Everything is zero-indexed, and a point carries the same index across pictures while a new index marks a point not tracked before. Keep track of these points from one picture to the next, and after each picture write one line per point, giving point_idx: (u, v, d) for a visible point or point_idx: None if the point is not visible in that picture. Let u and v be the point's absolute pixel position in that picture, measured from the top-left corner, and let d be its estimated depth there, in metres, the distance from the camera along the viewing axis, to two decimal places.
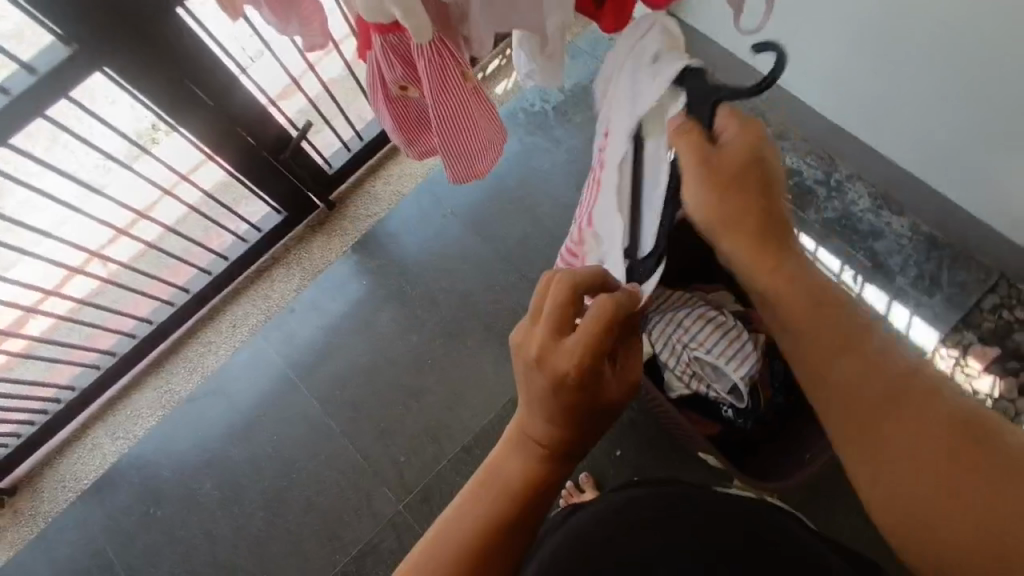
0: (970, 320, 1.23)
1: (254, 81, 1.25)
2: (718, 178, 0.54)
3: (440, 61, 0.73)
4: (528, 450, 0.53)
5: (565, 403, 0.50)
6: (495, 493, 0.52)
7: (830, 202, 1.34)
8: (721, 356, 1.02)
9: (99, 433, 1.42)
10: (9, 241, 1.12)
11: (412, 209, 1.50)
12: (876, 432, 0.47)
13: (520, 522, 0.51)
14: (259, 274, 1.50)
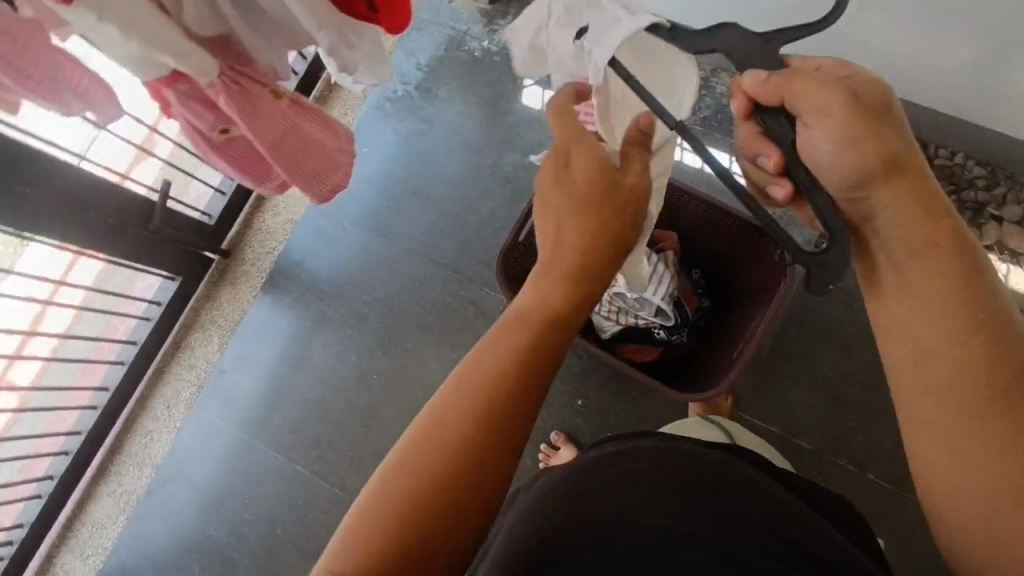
0: None
1: (95, 162, 1.16)
2: (874, 134, 0.58)
3: (239, 84, 0.67)
4: (524, 350, 0.61)
5: (580, 222, 0.62)
6: (475, 402, 0.58)
7: (704, 100, 1.35)
8: (638, 283, 1.03)
9: (67, 558, 1.35)
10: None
11: (308, 232, 1.45)
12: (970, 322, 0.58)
13: (487, 461, 0.56)
14: (176, 347, 1.42)
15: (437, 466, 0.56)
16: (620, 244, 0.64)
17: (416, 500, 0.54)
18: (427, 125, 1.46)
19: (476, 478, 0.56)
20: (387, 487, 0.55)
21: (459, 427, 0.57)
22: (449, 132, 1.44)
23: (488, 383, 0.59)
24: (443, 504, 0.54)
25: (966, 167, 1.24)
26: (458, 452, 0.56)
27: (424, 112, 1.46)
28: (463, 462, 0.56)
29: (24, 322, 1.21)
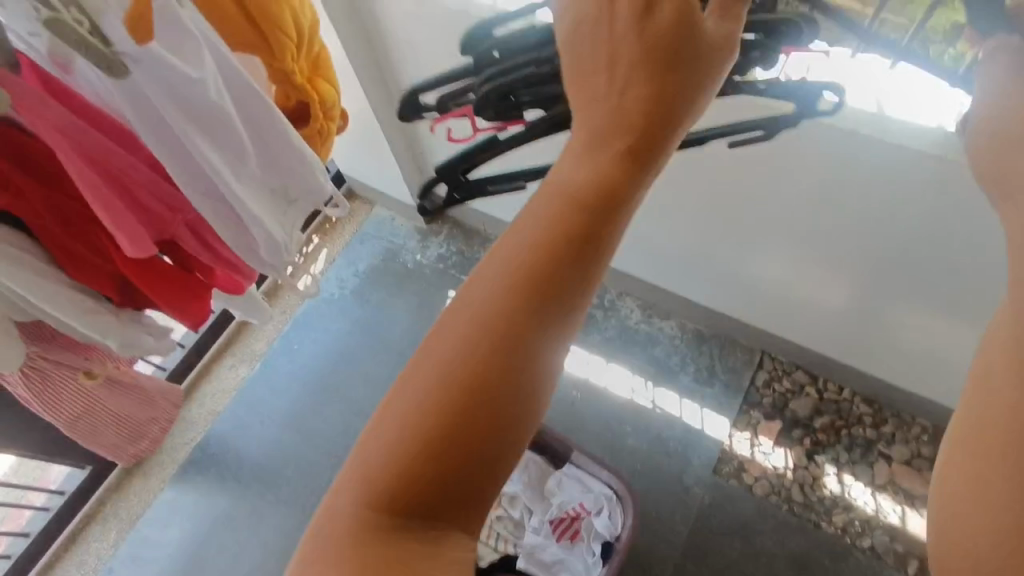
0: (749, 399, 1.33)
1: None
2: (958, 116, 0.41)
3: (46, 379, 0.65)
4: (528, 283, 0.37)
5: (630, 75, 0.40)
6: (507, 326, 0.36)
7: (608, 321, 1.45)
8: (588, 538, 1.03)
9: None
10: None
11: (228, 424, 1.49)
12: None
13: (497, 419, 0.36)
14: (71, 539, 1.40)
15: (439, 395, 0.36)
16: (670, 84, 0.40)
17: (414, 460, 0.35)
18: (356, 327, 1.56)
19: (489, 442, 0.35)
20: (358, 492, 0.35)
21: (453, 338, 0.37)
22: (377, 335, 1.54)
23: (491, 334, 0.36)
24: (462, 434, 0.35)
25: (853, 403, 1.29)
26: (470, 376, 0.36)
27: (357, 315, 1.57)
28: (480, 377, 0.36)
29: None
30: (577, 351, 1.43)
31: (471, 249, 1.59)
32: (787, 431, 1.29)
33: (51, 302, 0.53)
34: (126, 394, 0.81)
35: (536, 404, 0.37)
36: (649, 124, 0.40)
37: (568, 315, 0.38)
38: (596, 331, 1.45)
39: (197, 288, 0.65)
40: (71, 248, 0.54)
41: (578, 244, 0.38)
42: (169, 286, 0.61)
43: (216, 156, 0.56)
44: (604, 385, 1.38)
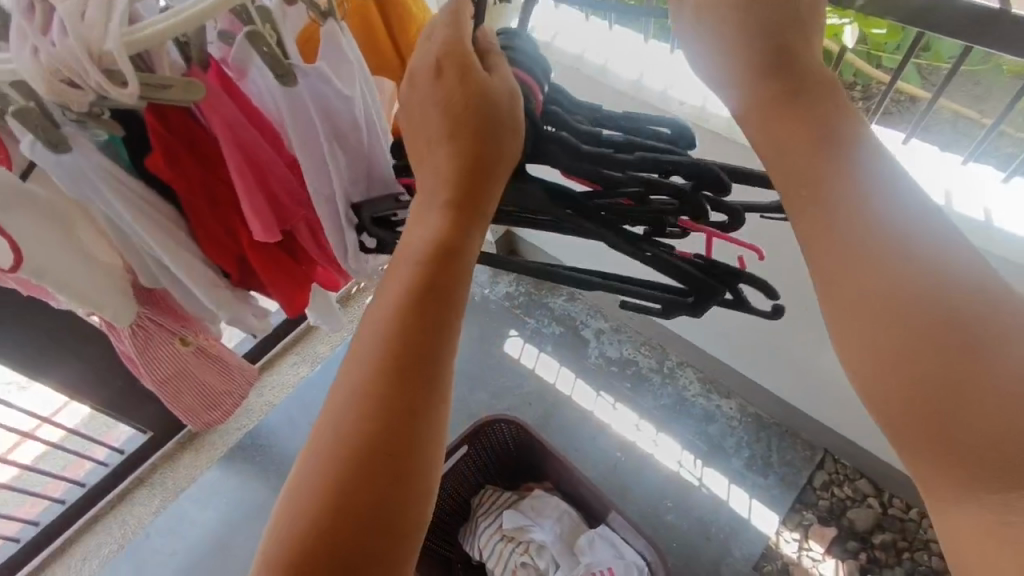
0: (805, 498, 1.25)
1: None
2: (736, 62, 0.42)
3: (148, 338, 0.70)
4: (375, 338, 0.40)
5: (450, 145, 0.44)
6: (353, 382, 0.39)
7: (665, 389, 1.43)
8: None
9: None
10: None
11: (281, 418, 1.55)
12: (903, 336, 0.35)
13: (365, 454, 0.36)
14: (119, 497, 1.48)
15: (316, 471, 0.36)
16: (485, 148, 0.43)
17: (307, 543, 0.34)
18: None
19: (373, 480, 0.36)
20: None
21: (319, 422, 0.38)
22: None
23: (338, 401, 0.39)
24: (342, 503, 0.35)
25: (920, 525, 1.19)
26: (337, 446, 0.37)
27: None
28: (347, 438, 0.37)
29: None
30: (628, 413, 1.41)
31: (539, 293, 1.61)
32: (841, 541, 1.20)
33: (175, 263, 0.59)
34: (215, 374, 0.83)
35: (412, 437, 0.38)
36: (475, 176, 0.44)
37: (419, 353, 0.39)
38: (651, 396, 1.42)
39: (300, 278, 0.69)
40: (205, 224, 0.59)
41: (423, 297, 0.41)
42: (279, 275, 0.65)
43: (346, 163, 0.60)
44: (651, 453, 1.35)
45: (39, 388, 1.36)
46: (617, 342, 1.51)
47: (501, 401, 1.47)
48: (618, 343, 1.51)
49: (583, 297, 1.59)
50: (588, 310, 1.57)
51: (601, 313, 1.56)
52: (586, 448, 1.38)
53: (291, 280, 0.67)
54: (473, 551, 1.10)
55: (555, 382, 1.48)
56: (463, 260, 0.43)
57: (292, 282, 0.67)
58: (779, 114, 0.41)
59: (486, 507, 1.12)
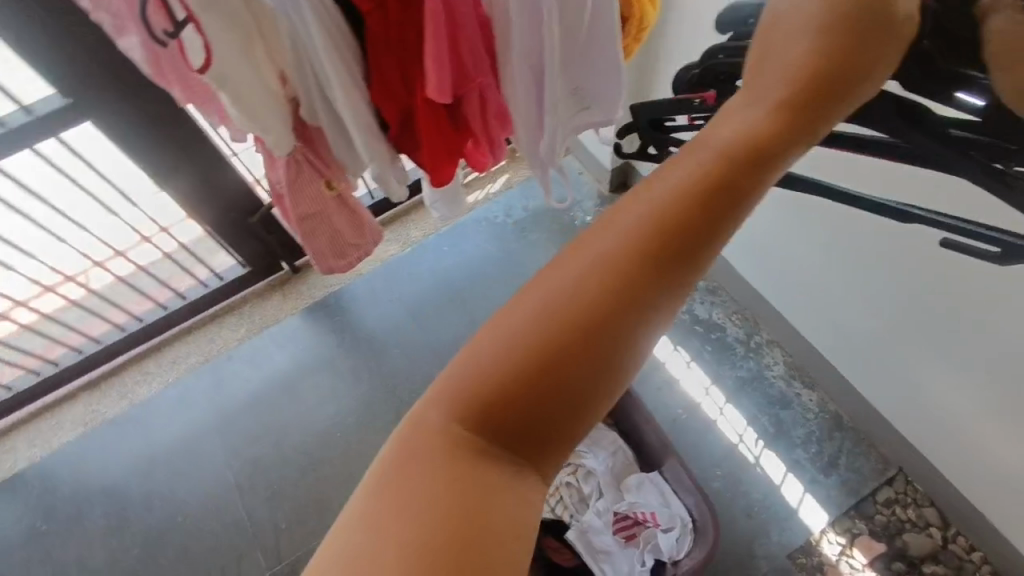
0: (862, 508, 1.21)
1: (243, 164, 1.37)
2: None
3: (299, 171, 0.71)
4: (654, 222, 0.34)
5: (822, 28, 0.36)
6: (618, 262, 0.34)
7: (747, 362, 1.37)
8: (643, 546, 0.99)
9: (18, 438, 1.48)
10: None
11: (364, 287, 1.61)
12: None
13: (586, 348, 0.33)
14: (211, 318, 1.61)
15: (541, 321, 0.34)
16: (858, 58, 0.36)
17: (499, 388, 0.34)
18: (504, 257, 1.61)
19: (576, 372, 0.34)
20: (435, 411, 0.36)
21: (563, 267, 0.35)
22: (520, 268, 1.59)
23: (597, 270, 0.34)
24: (555, 370, 0.33)
25: (978, 570, 1.13)
26: (570, 313, 0.34)
27: (510, 244, 1.62)
28: (581, 316, 0.33)
29: (121, 244, 1.43)
30: (700, 376, 1.37)
31: None
32: (887, 559, 1.16)
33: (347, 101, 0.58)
34: (347, 222, 0.84)
35: (635, 355, 0.35)
36: (830, 74, 0.36)
37: (689, 266, 0.35)
38: (729, 365, 1.38)
39: (454, 152, 0.67)
40: (384, 70, 0.57)
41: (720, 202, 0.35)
42: (438, 142, 0.64)
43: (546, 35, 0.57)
44: (713, 419, 1.32)
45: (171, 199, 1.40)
46: (709, 303, 1.45)
47: None
48: (710, 304, 1.45)
49: None
50: None
51: None
52: (650, 396, 1.37)
53: (445, 150, 0.65)
54: None
55: None
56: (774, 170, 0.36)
57: (445, 153, 0.66)
58: None
59: None
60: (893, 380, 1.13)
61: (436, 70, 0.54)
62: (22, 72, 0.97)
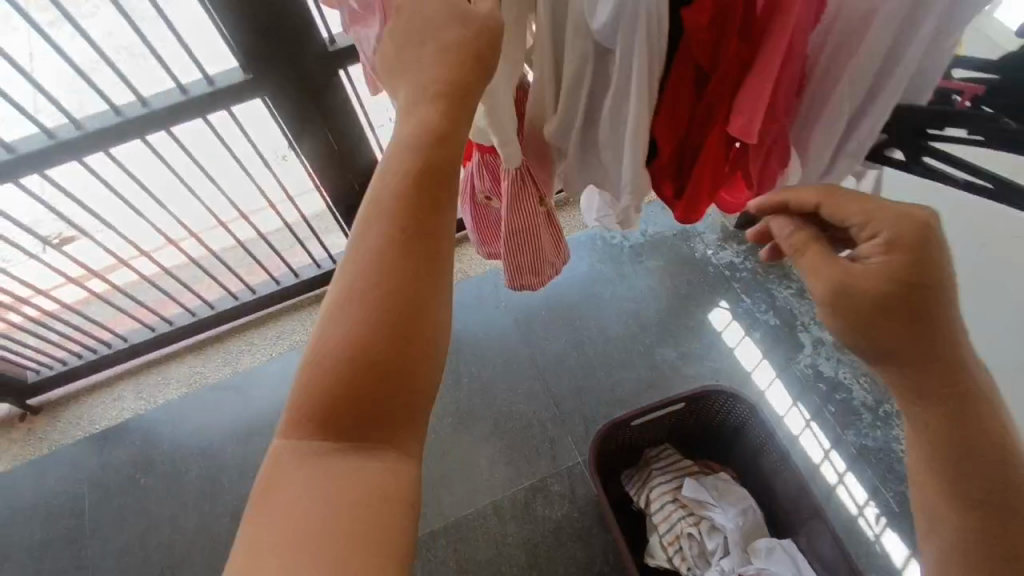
0: None
1: (378, 141, 1.32)
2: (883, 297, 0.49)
3: (518, 187, 0.68)
4: (391, 257, 0.47)
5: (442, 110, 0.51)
6: (371, 287, 0.46)
7: (875, 431, 1.29)
8: None
9: (126, 387, 1.52)
10: (122, 194, 1.23)
11: (471, 289, 1.59)
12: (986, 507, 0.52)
13: (376, 353, 0.45)
14: (317, 298, 1.62)
15: (347, 321, 0.46)
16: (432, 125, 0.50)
17: (320, 404, 0.45)
18: (618, 279, 1.55)
19: (378, 372, 0.45)
20: (298, 415, 0.46)
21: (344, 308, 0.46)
22: (633, 291, 1.53)
23: (365, 299, 0.46)
24: (387, 344, 0.45)
25: None
26: (375, 301, 0.46)
27: (625, 267, 1.57)
28: (364, 333, 0.45)
29: (247, 207, 1.38)
30: (820, 436, 1.30)
31: (765, 276, 1.50)
32: None
33: (633, 125, 0.54)
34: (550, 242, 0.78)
35: (426, 348, 0.46)
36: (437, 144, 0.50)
37: (427, 280, 0.47)
38: (854, 431, 1.30)
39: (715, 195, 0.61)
40: (681, 92, 0.53)
41: (410, 232, 0.47)
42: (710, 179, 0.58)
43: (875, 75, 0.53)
44: (833, 485, 1.25)
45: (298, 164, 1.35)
46: (835, 360, 1.38)
47: (689, 365, 1.42)
48: (836, 362, 1.38)
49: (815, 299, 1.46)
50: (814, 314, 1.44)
51: None
52: None
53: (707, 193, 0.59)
54: (639, 494, 1.07)
55: (752, 370, 1.40)
56: (428, 204, 0.48)
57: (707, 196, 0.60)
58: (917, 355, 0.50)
59: (664, 462, 1.09)
60: None
61: (751, 103, 0.49)
62: (212, 40, 0.98)
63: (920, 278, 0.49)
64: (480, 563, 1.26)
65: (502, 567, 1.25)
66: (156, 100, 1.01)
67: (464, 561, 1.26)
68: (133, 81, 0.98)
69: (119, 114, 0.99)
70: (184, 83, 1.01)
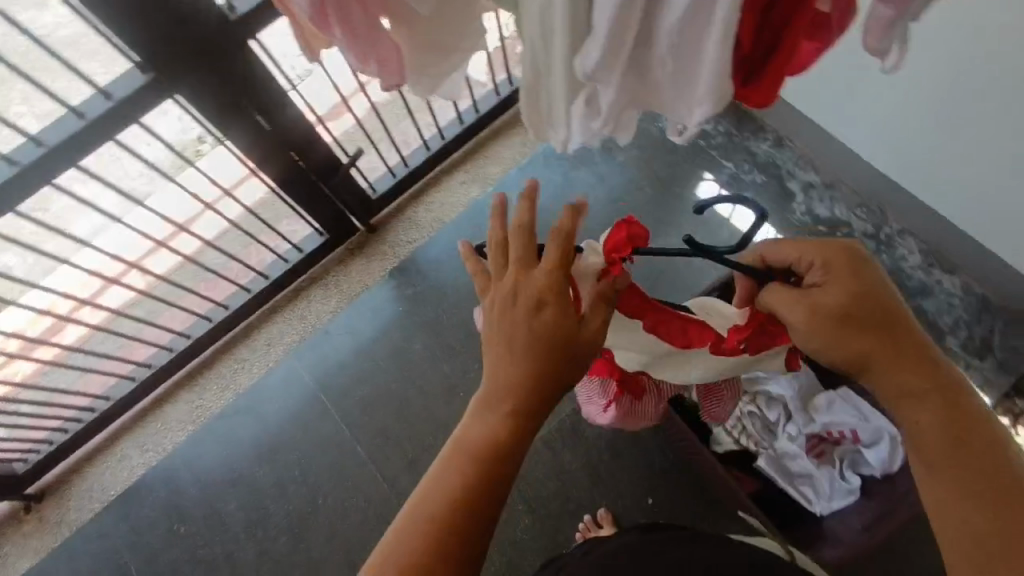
0: (1020, 387, 1.21)
1: (302, 97, 1.20)
2: (835, 308, 0.57)
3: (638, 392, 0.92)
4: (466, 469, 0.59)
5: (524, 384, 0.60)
6: (461, 463, 0.60)
7: (881, 256, 1.33)
8: (843, 465, 0.98)
9: (127, 444, 1.41)
10: (43, 248, 1.07)
11: (451, 236, 1.51)
12: (978, 500, 0.54)
13: (449, 533, 0.57)
14: (296, 293, 1.51)
15: (436, 502, 0.58)
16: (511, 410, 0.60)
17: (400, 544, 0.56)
18: (597, 182, 1.50)
19: (442, 538, 0.56)
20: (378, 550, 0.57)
21: (437, 490, 0.58)
22: (614, 190, 1.48)
23: (456, 485, 0.59)
24: (437, 536, 0.57)
25: None
26: (447, 501, 0.58)
27: (599, 167, 1.50)
28: (434, 518, 0.57)
29: (183, 217, 1.21)
30: None
31: (741, 135, 1.47)
32: None
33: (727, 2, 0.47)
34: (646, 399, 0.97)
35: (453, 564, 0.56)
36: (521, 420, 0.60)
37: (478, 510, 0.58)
38: None
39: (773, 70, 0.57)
40: None
41: (483, 480, 0.59)
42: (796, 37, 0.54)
43: None
44: None
45: (224, 153, 1.17)
46: (828, 200, 1.39)
47: None
48: (829, 201, 1.39)
49: (794, 144, 1.44)
50: (797, 161, 1.43)
51: (813, 166, 1.42)
52: None
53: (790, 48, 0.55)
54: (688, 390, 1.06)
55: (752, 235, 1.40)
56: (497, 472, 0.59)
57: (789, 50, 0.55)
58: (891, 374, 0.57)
59: None
60: None
61: None
62: (88, 42, 0.83)
63: (863, 292, 0.57)
64: (548, 496, 1.26)
65: (572, 493, 1.26)
66: (49, 135, 0.86)
67: (533, 497, 1.27)
68: (15, 120, 0.83)
69: (13, 163, 0.84)
70: (76, 106, 0.86)
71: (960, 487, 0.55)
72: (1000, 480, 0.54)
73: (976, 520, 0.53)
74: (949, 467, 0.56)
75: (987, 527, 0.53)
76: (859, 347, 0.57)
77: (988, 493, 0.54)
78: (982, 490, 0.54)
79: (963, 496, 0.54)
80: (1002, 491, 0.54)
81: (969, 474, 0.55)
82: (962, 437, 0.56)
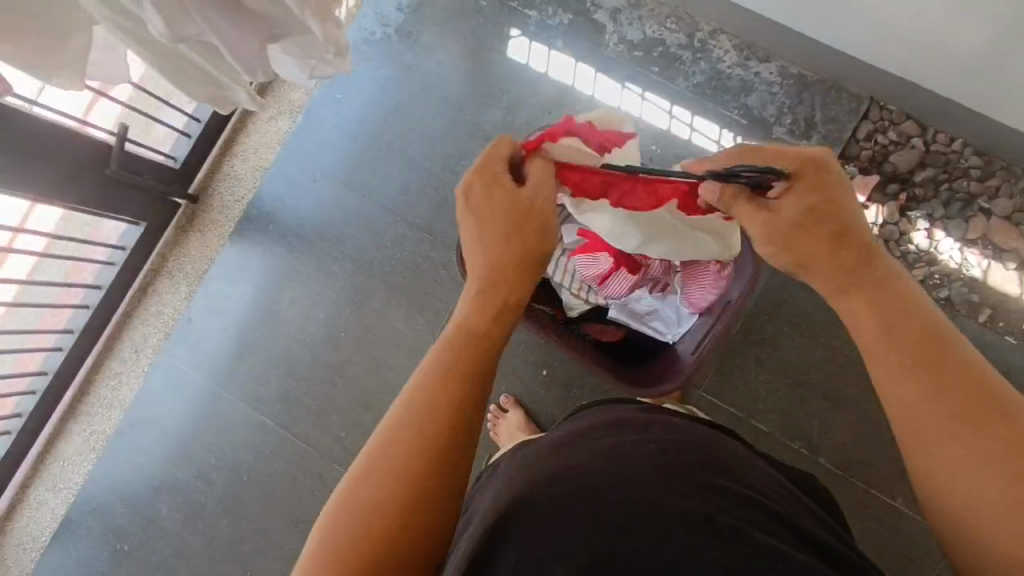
0: (847, 153, 1.24)
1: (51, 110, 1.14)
2: (798, 214, 0.66)
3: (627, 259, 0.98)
4: (426, 406, 0.62)
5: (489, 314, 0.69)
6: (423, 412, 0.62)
7: (698, 64, 1.29)
8: None
9: (38, 491, 1.39)
10: None
11: (277, 181, 1.40)
12: (923, 375, 0.57)
13: (414, 490, 0.58)
14: (143, 292, 1.42)
15: (391, 464, 0.59)
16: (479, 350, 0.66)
17: (369, 501, 0.58)
18: (405, 74, 1.38)
19: (416, 488, 0.58)
20: (334, 506, 0.59)
21: (399, 441, 0.60)
22: (424, 77, 1.38)
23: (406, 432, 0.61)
24: (405, 486, 0.58)
25: (963, 155, 1.21)
26: (413, 442, 0.60)
27: (403, 56, 1.38)
28: (405, 467, 0.59)
29: None
30: (658, 101, 1.30)
31: None
32: (883, 187, 1.23)
33: None
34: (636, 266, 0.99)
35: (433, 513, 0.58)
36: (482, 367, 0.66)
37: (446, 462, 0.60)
38: (683, 77, 1.30)
39: None
40: None
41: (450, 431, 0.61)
42: None
43: None
44: (688, 138, 1.29)
45: None
46: (638, 20, 1.31)
47: (518, 115, 1.34)
48: (639, 20, 1.31)
49: None
50: None
51: None
52: None
53: None
54: None
55: (573, 81, 1.33)
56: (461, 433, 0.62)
57: None
58: (843, 271, 0.65)
59: None
60: (852, 15, 1.06)
61: None
62: None
63: (827, 202, 0.65)
64: None
65: None
66: None
67: None
68: None
69: None
70: None
71: (907, 363, 0.58)
72: (965, 368, 0.58)
73: (921, 394, 0.57)
74: (908, 349, 0.59)
75: (943, 407, 0.56)
76: (816, 248, 0.66)
77: (941, 373, 0.57)
78: (932, 370, 0.57)
79: (916, 374, 0.58)
80: (947, 368, 0.57)
81: (930, 354, 0.58)
82: (927, 331, 0.60)
